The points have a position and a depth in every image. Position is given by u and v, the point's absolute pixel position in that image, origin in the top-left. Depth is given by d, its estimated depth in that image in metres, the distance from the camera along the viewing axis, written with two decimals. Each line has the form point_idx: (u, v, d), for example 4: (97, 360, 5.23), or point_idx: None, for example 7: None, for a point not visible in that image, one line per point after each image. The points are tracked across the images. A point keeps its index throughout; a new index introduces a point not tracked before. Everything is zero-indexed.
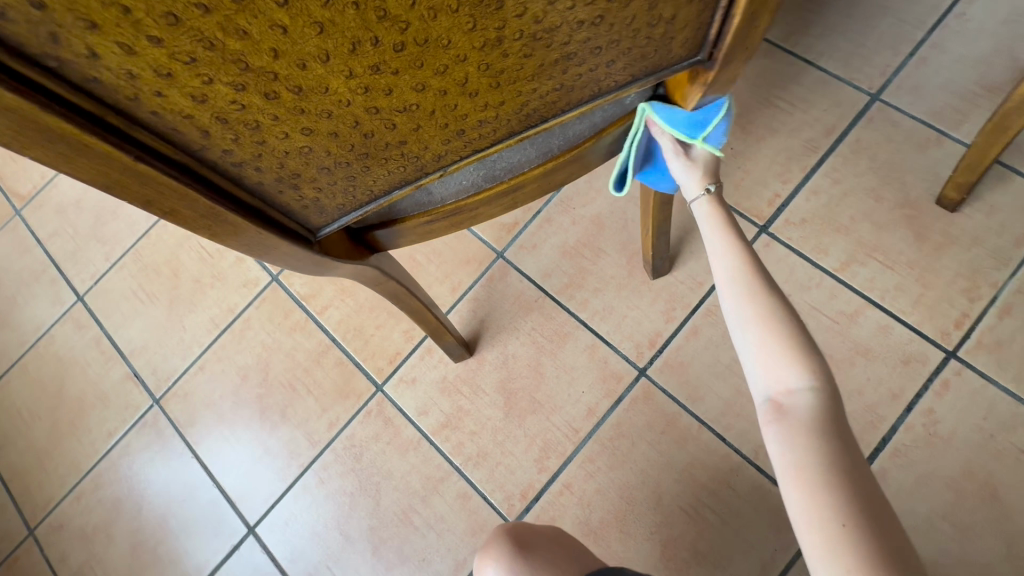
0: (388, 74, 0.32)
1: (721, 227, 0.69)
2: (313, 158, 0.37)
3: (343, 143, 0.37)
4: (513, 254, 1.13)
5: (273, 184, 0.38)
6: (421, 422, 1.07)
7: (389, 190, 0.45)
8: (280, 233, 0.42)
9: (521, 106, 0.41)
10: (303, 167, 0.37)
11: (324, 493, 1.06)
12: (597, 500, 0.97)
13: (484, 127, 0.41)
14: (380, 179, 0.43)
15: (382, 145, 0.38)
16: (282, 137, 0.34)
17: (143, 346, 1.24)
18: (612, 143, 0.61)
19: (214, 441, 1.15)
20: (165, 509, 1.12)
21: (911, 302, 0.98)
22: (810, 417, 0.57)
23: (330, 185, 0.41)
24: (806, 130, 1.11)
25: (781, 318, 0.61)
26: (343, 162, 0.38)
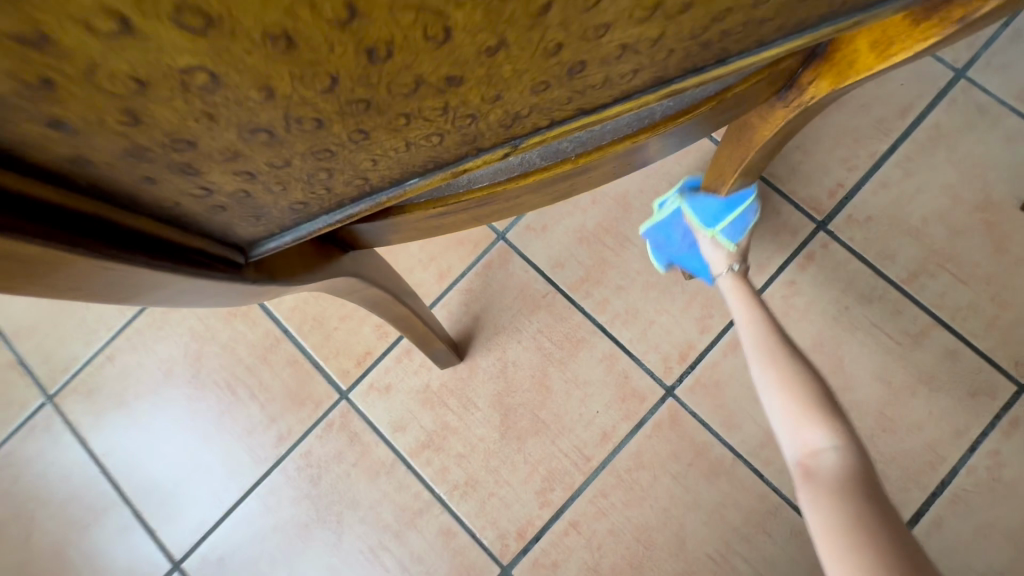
0: None
1: (746, 302, 0.71)
2: (222, 106, 0.14)
3: (304, 66, 0.14)
4: (517, 236, 0.91)
5: (119, 161, 0.15)
6: (396, 440, 0.87)
7: (400, 177, 0.22)
8: (159, 260, 0.20)
9: (712, 20, 0.19)
10: (196, 122, 0.15)
11: (270, 524, 0.86)
12: (609, 542, 0.81)
13: (626, 61, 0.19)
14: (386, 158, 0.20)
15: (408, 85, 0.16)
16: (108, 30, 0.11)
17: (32, 326, 0.96)
18: (731, 110, 0.39)
19: (127, 453, 0.91)
20: (63, 535, 0.89)
21: (982, 325, 0.84)
22: (838, 477, 0.51)
23: (274, 167, 0.18)
24: (878, 107, 0.92)
25: (804, 382, 0.60)
26: (305, 116, 0.16)
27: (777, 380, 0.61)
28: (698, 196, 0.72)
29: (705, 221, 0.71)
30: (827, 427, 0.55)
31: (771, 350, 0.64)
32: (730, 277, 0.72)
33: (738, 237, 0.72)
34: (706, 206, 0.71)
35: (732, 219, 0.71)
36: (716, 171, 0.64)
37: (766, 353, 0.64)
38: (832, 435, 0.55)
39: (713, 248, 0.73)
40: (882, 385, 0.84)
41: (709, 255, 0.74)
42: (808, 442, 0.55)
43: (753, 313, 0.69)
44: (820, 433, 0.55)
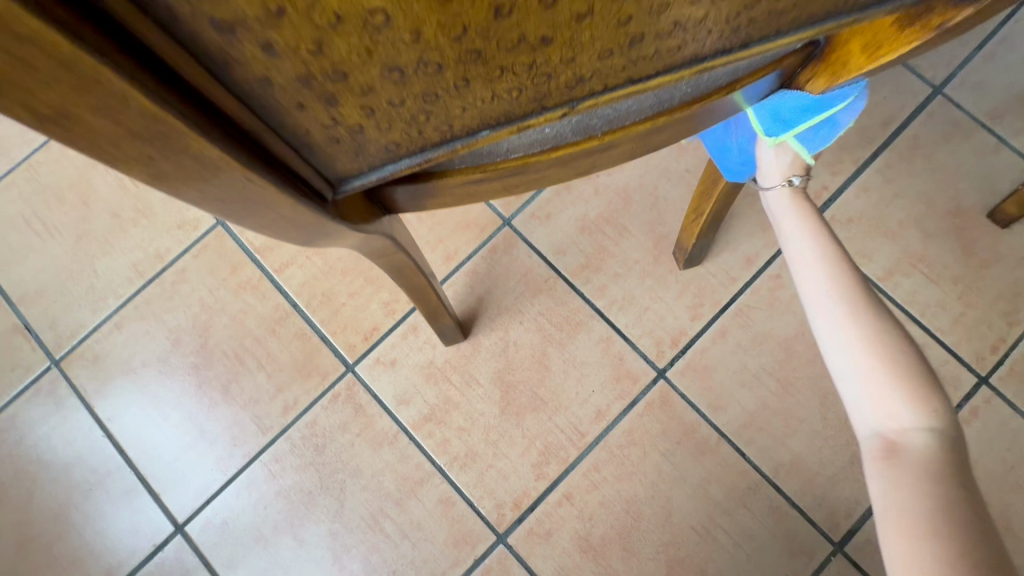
0: None
1: (812, 232, 0.60)
2: (380, 44, 0.18)
3: (449, 19, 0.18)
4: (522, 223, 0.96)
5: (288, 88, 0.19)
6: (400, 413, 0.90)
7: (476, 128, 0.26)
8: (281, 182, 0.24)
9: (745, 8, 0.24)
10: (357, 59, 0.19)
11: (274, 490, 0.88)
12: (600, 514, 0.86)
13: (673, 37, 0.24)
14: (472, 107, 0.24)
15: (514, 40, 0.20)
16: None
17: (39, 291, 0.97)
18: (739, 101, 0.44)
19: (132, 418, 0.92)
20: (66, 497, 0.90)
21: (949, 321, 0.91)
22: (933, 463, 0.45)
23: (392, 105, 0.22)
24: (862, 117, 0.98)
25: (891, 340, 0.51)
26: (433, 61, 0.20)
27: (861, 336, 0.51)
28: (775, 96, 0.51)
29: (772, 132, 0.55)
30: (925, 406, 0.48)
31: (850, 299, 0.54)
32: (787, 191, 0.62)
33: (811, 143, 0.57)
34: (778, 113, 0.52)
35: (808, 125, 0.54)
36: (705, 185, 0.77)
37: (846, 301, 0.54)
38: (925, 410, 0.48)
39: (776, 153, 0.60)
40: None
41: (766, 164, 0.62)
42: (896, 415, 0.48)
43: (822, 248, 0.58)
44: (912, 409, 0.48)
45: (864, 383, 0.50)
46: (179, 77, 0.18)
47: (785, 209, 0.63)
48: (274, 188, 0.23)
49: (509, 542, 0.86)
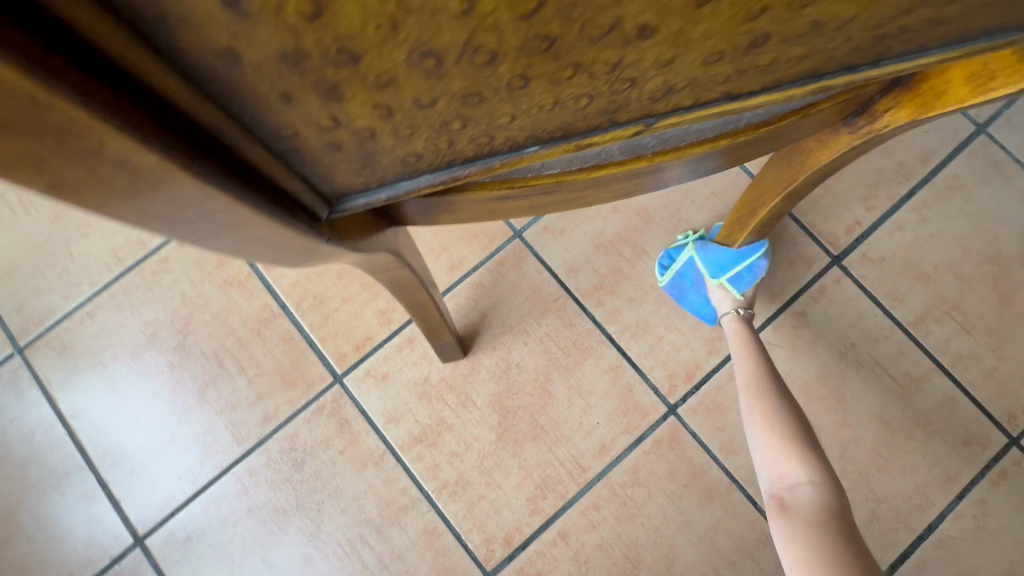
0: None
1: (743, 342, 0.77)
2: (413, 14, 0.12)
3: None
4: (534, 236, 0.90)
5: (269, 67, 0.13)
6: (388, 432, 0.83)
7: (521, 144, 0.20)
8: (257, 196, 0.18)
9: (904, 12, 0.18)
10: (373, 31, 0.12)
11: (244, 506, 0.82)
12: (597, 556, 0.80)
13: (803, 43, 0.18)
14: (522, 116, 0.18)
15: (603, 28, 0.14)
16: None
17: (7, 271, 0.90)
18: (808, 127, 0.38)
19: (98, 415, 0.85)
20: (19, 497, 0.83)
21: (981, 375, 0.85)
22: (812, 511, 0.59)
23: (416, 106, 0.16)
24: (901, 151, 0.93)
25: (787, 420, 0.67)
26: (484, 46, 0.14)
27: (761, 415, 0.69)
28: (710, 247, 0.81)
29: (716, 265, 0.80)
30: (806, 465, 0.63)
31: (759, 390, 0.71)
32: (733, 318, 0.80)
33: (744, 286, 0.80)
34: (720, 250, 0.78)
35: (738, 271, 0.79)
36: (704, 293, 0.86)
37: (754, 391, 0.71)
38: (808, 470, 0.62)
39: (721, 292, 0.81)
40: (880, 426, 0.84)
41: (717, 299, 0.81)
42: (786, 476, 0.63)
43: (748, 351, 0.76)
44: (798, 468, 0.63)
45: (765, 454, 0.66)
46: (74, 31, 0.11)
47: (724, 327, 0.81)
48: (243, 208, 0.17)
49: None
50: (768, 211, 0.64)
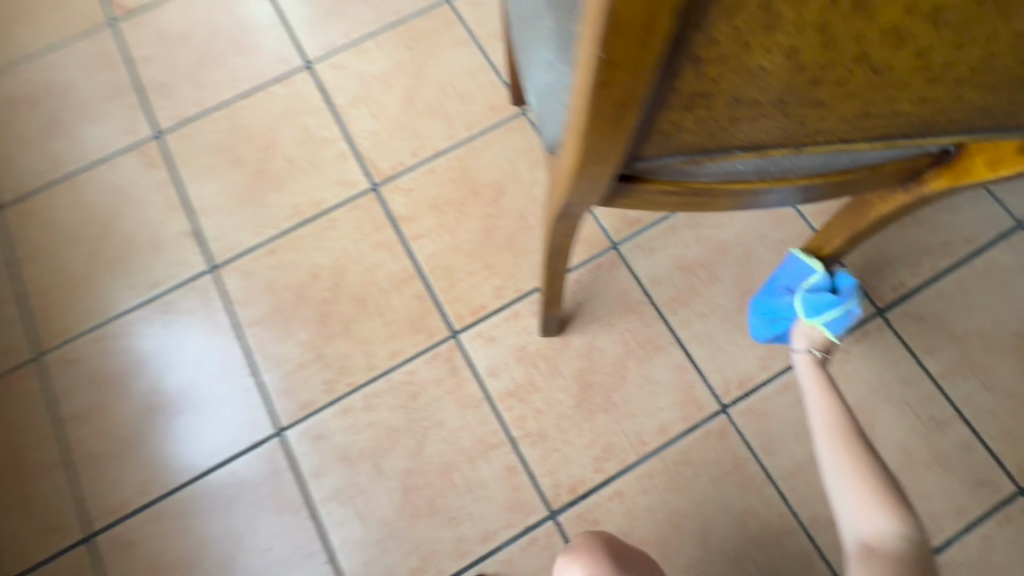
0: (926, 29, 0.29)
1: (826, 392, 0.88)
2: (742, 87, 0.33)
3: (788, 80, 0.33)
4: (628, 249, 1.09)
5: (676, 99, 0.34)
6: (488, 383, 1.03)
7: (732, 147, 0.41)
8: (618, 148, 0.38)
9: (932, 113, 0.38)
10: (724, 90, 0.33)
11: (367, 420, 1.02)
12: (645, 516, 0.95)
13: (883, 121, 0.39)
14: (744, 132, 0.39)
15: (803, 100, 0.35)
16: (763, 55, 0.30)
17: (215, 208, 1.17)
18: (872, 182, 0.58)
19: (265, 329, 1.08)
20: (193, 381, 1.05)
21: (998, 430, 0.99)
22: (896, 561, 0.71)
23: (709, 119, 0.37)
24: (948, 232, 1.09)
25: (875, 476, 0.78)
26: (757, 99, 0.35)
27: (852, 468, 0.79)
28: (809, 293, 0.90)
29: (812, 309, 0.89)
30: (892, 519, 0.74)
31: (847, 442, 0.81)
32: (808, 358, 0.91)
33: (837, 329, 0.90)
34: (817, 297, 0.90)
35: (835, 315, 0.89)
36: None
37: (843, 444, 0.81)
38: (893, 524, 0.74)
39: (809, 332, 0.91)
40: (902, 456, 0.98)
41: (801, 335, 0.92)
42: (874, 527, 0.74)
43: (832, 402, 0.87)
44: (885, 521, 0.74)
45: (853, 503, 0.77)
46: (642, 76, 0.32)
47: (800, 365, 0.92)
48: (616, 148, 0.38)
49: (559, 519, 0.95)
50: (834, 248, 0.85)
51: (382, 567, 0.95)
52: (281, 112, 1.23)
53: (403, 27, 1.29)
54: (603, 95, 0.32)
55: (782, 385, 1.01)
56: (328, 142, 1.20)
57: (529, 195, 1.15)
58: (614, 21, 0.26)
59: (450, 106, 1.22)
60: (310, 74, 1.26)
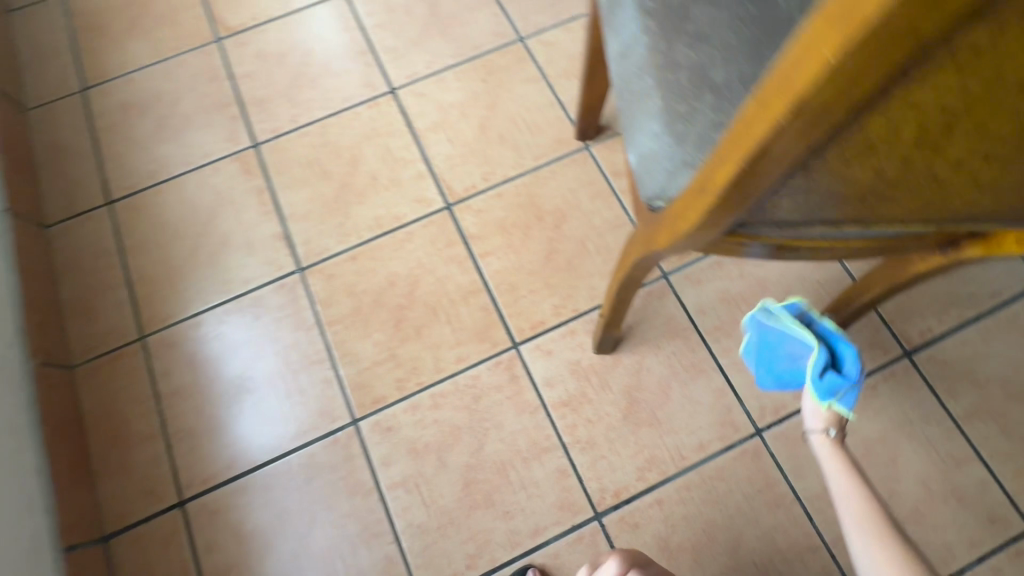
0: (964, 171, 0.41)
1: (849, 479, 0.93)
2: (824, 194, 0.45)
3: (859, 192, 0.45)
4: (677, 279, 1.20)
5: (775, 195, 0.46)
6: (544, 392, 1.13)
7: (803, 225, 0.53)
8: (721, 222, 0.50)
9: (961, 215, 0.50)
10: (810, 194, 0.45)
11: (433, 417, 1.13)
12: (681, 524, 1.05)
13: (922, 218, 0.50)
14: (816, 218, 0.50)
15: (865, 203, 0.47)
16: (846, 178, 0.42)
17: (304, 215, 1.29)
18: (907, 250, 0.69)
19: (345, 328, 1.20)
20: (279, 370, 1.18)
21: (1013, 471, 1.07)
22: None
23: (793, 209, 0.48)
24: (975, 285, 1.18)
25: (907, 562, 0.81)
26: (833, 200, 0.46)
27: (884, 556, 0.82)
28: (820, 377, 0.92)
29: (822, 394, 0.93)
30: None
31: (875, 530, 0.85)
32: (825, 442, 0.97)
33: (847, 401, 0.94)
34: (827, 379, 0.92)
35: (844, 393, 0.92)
36: None
37: (872, 532, 0.85)
38: None
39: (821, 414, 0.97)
40: (922, 488, 1.06)
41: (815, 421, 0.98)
42: None
43: (855, 488, 0.92)
44: None
45: None
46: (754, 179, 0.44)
47: (819, 445, 0.98)
48: (719, 222, 0.50)
49: (603, 521, 1.06)
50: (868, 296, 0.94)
51: (441, 550, 1.05)
52: (367, 132, 1.36)
53: (480, 62, 1.42)
54: (733, 187, 0.43)
55: None
56: (407, 162, 1.33)
57: (588, 223, 1.26)
58: (764, 152, 0.38)
59: (519, 137, 1.34)
60: (393, 98, 1.39)
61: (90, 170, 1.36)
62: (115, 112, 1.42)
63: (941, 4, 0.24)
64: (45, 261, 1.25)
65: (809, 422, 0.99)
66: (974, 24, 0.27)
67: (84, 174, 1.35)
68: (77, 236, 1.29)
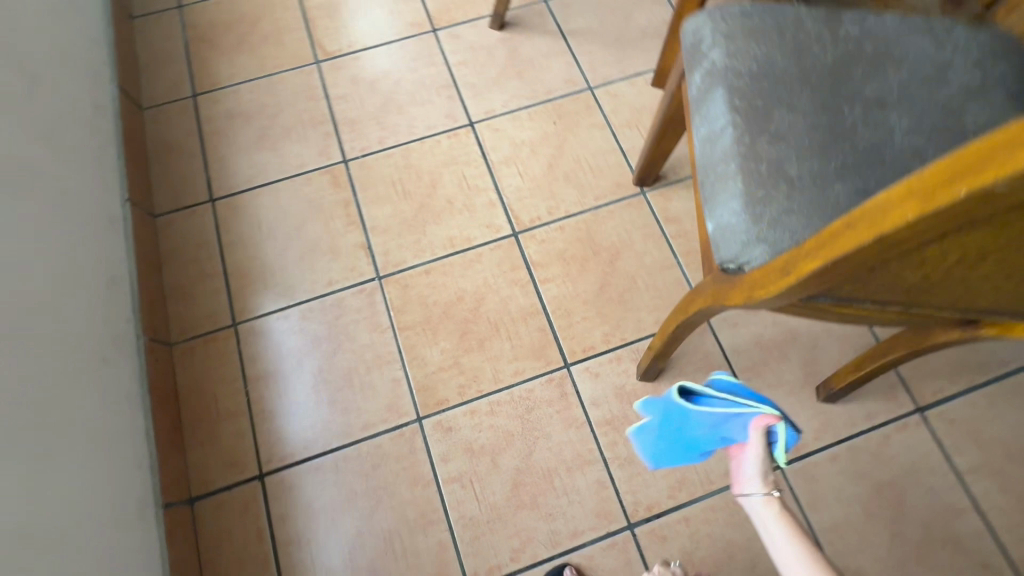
0: (971, 287, 0.57)
1: (789, 531, 0.90)
2: (867, 288, 0.61)
3: (893, 290, 0.60)
4: (717, 321, 1.34)
5: (832, 286, 0.61)
6: (590, 410, 1.27)
7: (843, 303, 0.68)
8: (785, 297, 0.65)
9: (963, 311, 0.67)
10: (858, 288, 0.61)
11: (489, 422, 1.26)
12: (705, 540, 1.17)
13: (933, 310, 0.67)
14: (854, 300, 0.66)
15: (894, 297, 0.63)
16: (889, 282, 0.58)
17: (384, 228, 1.44)
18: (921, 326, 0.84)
19: (415, 334, 1.34)
20: (354, 366, 1.32)
21: (1007, 525, 1.19)
22: None
23: (841, 294, 0.64)
24: (986, 353, 1.31)
25: None
26: (872, 292, 0.62)
27: None
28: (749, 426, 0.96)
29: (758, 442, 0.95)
30: None
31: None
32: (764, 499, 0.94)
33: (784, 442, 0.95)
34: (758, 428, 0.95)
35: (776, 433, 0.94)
36: (823, 384, 1.24)
37: None
38: None
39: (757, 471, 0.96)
40: (924, 532, 1.18)
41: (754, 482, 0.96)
42: None
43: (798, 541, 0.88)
44: None
45: None
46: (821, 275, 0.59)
47: (763, 509, 0.94)
48: (783, 298, 0.65)
49: (635, 531, 1.18)
50: (892, 357, 1.07)
51: (488, 542, 1.18)
52: (446, 159, 1.51)
53: (552, 105, 1.57)
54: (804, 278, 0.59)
55: (830, 455, 1.23)
56: (481, 190, 1.48)
57: (639, 262, 1.41)
58: (839, 261, 0.53)
59: (582, 177, 1.49)
60: (471, 131, 1.55)
61: (196, 170, 1.52)
62: (221, 118, 1.58)
63: (988, 204, 0.40)
64: (154, 247, 1.41)
65: (748, 487, 0.96)
66: (1002, 215, 0.42)
67: (191, 172, 1.51)
68: (181, 227, 1.45)
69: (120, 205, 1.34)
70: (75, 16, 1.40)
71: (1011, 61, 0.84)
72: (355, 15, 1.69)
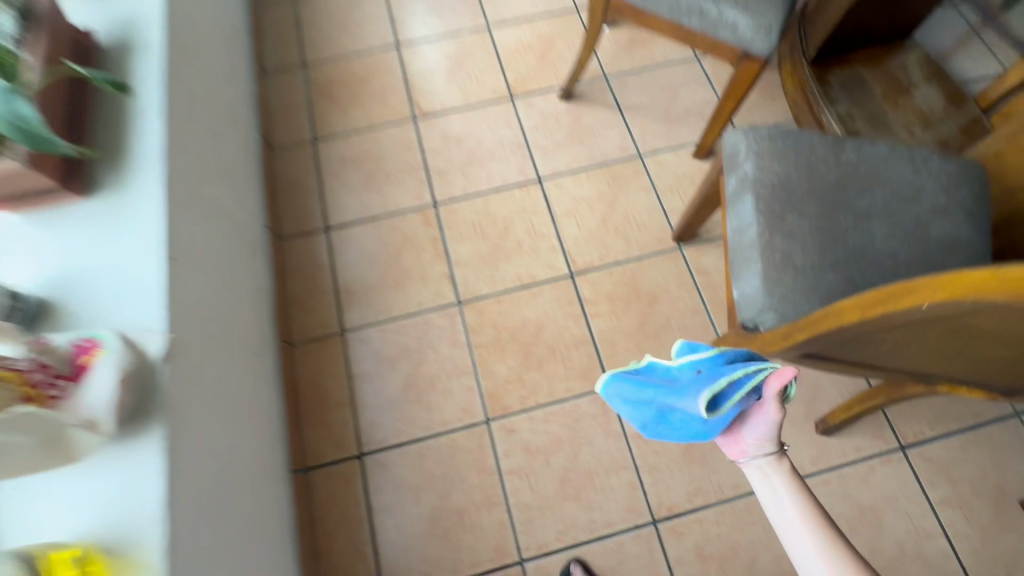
0: (903, 356, 0.88)
1: (791, 488, 0.90)
2: (837, 351, 0.91)
3: (854, 353, 0.91)
4: None
5: (814, 349, 0.91)
6: (627, 425, 1.56)
7: (822, 360, 0.99)
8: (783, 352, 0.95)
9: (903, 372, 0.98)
10: (831, 350, 0.91)
11: (544, 427, 1.56)
12: (715, 539, 1.45)
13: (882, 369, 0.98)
14: (829, 358, 0.97)
15: (855, 358, 0.94)
16: (851, 348, 0.89)
17: (465, 262, 1.76)
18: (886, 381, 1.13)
19: (487, 351, 1.65)
20: (437, 373, 1.63)
21: (969, 549, 1.43)
22: None
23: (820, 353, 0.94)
24: (963, 405, 1.56)
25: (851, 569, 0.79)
26: (840, 354, 0.93)
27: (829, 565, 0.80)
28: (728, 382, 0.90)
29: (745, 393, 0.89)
30: None
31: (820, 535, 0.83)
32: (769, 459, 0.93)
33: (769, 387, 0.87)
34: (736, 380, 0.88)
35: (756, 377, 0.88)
36: (822, 420, 1.51)
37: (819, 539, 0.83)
38: None
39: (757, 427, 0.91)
40: (898, 548, 1.43)
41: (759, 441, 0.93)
42: None
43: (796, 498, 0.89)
44: None
45: None
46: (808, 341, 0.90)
47: (766, 467, 0.93)
48: (782, 353, 0.95)
49: (658, 526, 1.46)
50: (877, 400, 1.35)
51: (539, 524, 1.47)
52: (517, 208, 1.84)
53: (607, 168, 1.89)
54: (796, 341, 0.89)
55: (823, 478, 1.49)
56: (545, 236, 1.79)
57: (674, 306, 1.70)
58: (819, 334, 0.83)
59: (630, 232, 1.79)
60: (540, 186, 1.87)
61: (314, 203, 1.87)
62: (335, 161, 1.93)
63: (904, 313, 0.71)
64: (281, 265, 1.75)
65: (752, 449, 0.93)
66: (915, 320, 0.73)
67: (310, 205, 1.86)
68: (302, 249, 1.79)
69: (261, 230, 1.69)
70: (236, 78, 1.77)
71: (973, 188, 1.12)
72: (447, 81, 2.04)
